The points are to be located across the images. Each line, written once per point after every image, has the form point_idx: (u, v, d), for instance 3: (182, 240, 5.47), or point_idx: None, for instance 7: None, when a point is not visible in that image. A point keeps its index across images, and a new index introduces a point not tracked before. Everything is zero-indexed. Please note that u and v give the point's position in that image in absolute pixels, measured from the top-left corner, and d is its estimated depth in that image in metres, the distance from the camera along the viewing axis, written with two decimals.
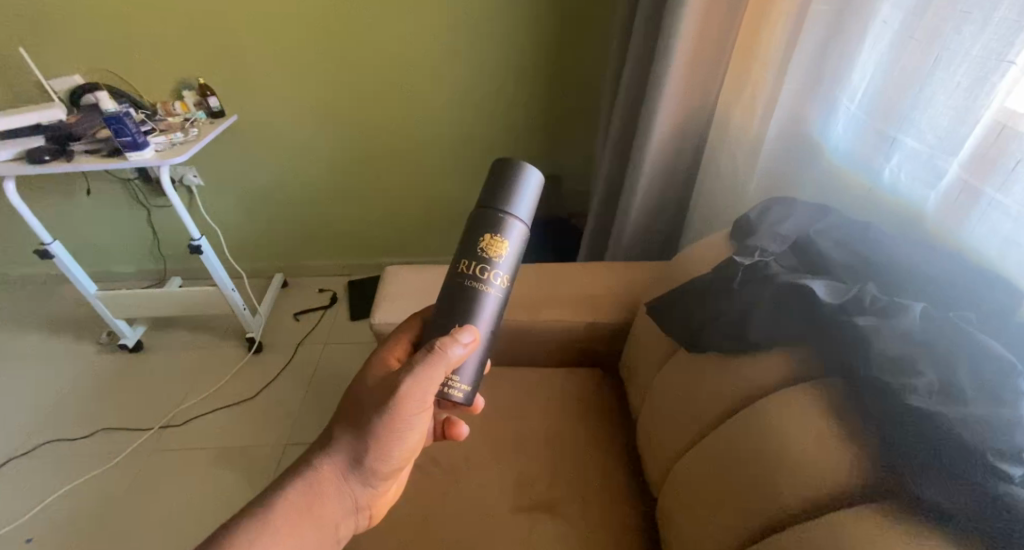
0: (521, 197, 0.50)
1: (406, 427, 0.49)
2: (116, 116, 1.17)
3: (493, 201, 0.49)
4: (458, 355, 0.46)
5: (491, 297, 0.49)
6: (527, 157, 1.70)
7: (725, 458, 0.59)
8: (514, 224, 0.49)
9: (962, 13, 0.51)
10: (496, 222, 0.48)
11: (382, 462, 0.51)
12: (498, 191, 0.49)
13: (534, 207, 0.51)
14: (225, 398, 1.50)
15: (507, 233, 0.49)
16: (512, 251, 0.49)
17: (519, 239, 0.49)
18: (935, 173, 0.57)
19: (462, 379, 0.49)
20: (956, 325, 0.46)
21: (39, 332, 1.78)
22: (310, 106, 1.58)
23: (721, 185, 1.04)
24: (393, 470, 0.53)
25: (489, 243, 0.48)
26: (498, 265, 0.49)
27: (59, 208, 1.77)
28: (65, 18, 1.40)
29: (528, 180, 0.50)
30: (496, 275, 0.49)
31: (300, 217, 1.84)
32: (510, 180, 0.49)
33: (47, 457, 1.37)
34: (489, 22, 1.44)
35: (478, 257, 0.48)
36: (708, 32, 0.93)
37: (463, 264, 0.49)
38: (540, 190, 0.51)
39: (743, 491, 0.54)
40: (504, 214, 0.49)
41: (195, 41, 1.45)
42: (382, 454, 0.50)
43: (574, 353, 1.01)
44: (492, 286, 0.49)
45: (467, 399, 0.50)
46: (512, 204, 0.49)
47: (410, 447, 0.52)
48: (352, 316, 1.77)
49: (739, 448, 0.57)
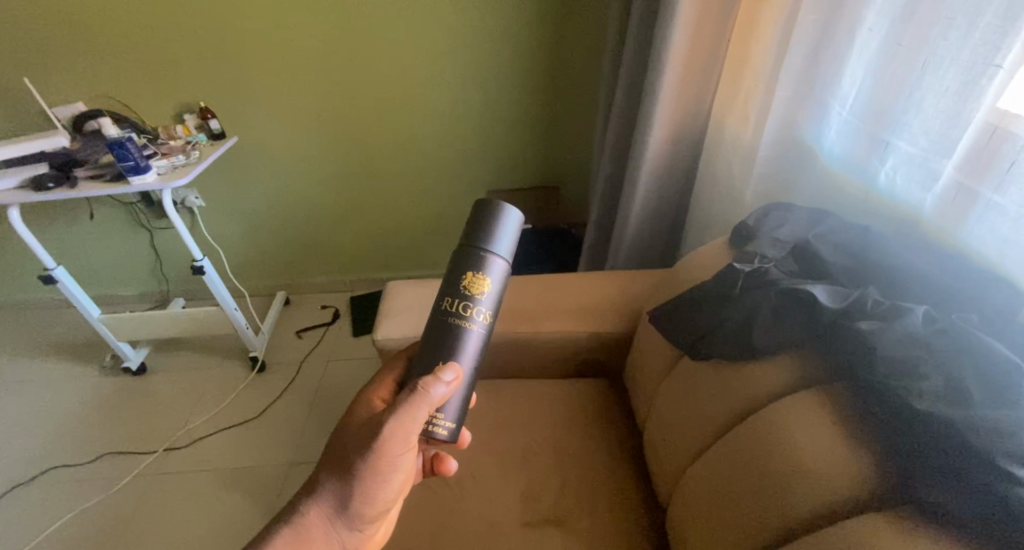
0: (501, 235, 0.50)
1: (392, 468, 0.49)
2: (118, 141, 1.18)
3: (475, 239, 0.50)
4: (441, 393, 0.46)
5: (474, 333, 0.49)
6: (524, 168, 1.72)
7: (729, 481, 0.58)
8: (495, 261, 0.49)
9: (946, 19, 0.53)
10: (477, 260, 0.49)
11: (368, 506, 0.50)
12: (477, 230, 0.50)
13: (515, 242, 0.52)
14: (229, 418, 1.50)
15: (489, 271, 0.49)
16: (494, 287, 0.50)
17: (501, 275, 0.50)
18: (930, 176, 0.57)
19: (446, 416, 0.49)
20: (960, 326, 0.46)
21: (42, 357, 1.78)
22: (309, 125, 1.60)
23: (717, 193, 1.05)
24: (380, 511, 0.52)
25: (471, 280, 0.49)
26: (480, 301, 0.49)
27: (62, 233, 1.78)
28: (68, 47, 1.43)
29: (509, 218, 0.51)
30: (479, 311, 0.49)
31: (301, 235, 1.85)
32: (489, 220, 0.50)
33: (51, 483, 1.36)
34: (483, 37, 1.47)
35: (461, 294, 0.49)
36: (699, 42, 0.95)
37: (446, 301, 0.49)
38: (520, 227, 0.52)
39: (748, 515, 0.54)
40: (485, 252, 0.49)
41: (196, 65, 1.47)
42: (368, 498, 0.49)
43: (577, 364, 1.01)
44: (475, 321, 0.49)
45: (451, 435, 0.50)
46: (493, 241, 0.49)
47: (396, 488, 0.52)
48: (355, 332, 1.77)
49: (741, 473, 0.56)
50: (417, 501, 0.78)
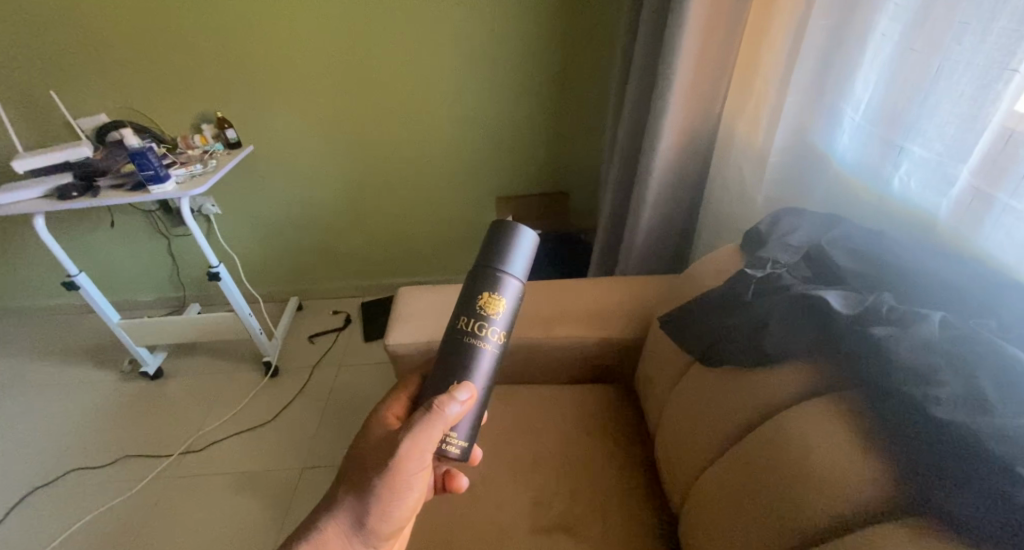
0: (515, 256, 0.51)
1: (407, 486, 0.50)
2: (139, 151, 1.21)
3: (489, 260, 0.51)
4: (455, 413, 0.47)
5: (488, 352, 0.50)
6: (533, 174, 1.73)
7: (742, 495, 0.58)
8: (509, 281, 0.50)
9: (961, 23, 0.53)
10: (492, 280, 0.50)
11: (384, 523, 0.51)
12: (492, 252, 0.51)
13: (529, 263, 0.52)
14: (244, 422, 1.52)
15: (503, 291, 0.50)
16: (509, 306, 0.50)
17: (514, 295, 0.51)
18: (945, 181, 0.57)
19: (459, 435, 0.50)
20: (979, 332, 0.45)
21: (63, 362, 1.82)
22: (323, 134, 1.63)
23: (729, 198, 1.05)
24: (394, 528, 0.53)
25: (487, 301, 0.49)
26: (495, 321, 0.50)
27: (84, 240, 1.83)
28: (93, 60, 1.47)
29: (522, 239, 0.52)
30: (492, 331, 0.50)
31: (313, 241, 1.87)
32: (504, 241, 0.51)
33: (71, 485, 1.39)
34: (494, 45, 1.48)
35: (476, 314, 0.49)
36: (709, 49, 0.95)
37: (461, 320, 0.50)
38: (534, 249, 0.53)
39: (761, 529, 0.53)
40: (500, 273, 0.50)
41: (214, 77, 1.51)
42: (384, 514, 0.50)
43: (587, 370, 1.01)
44: (489, 341, 0.50)
45: (463, 454, 0.51)
46: (507, 262, 0.50)
47: (411, 505, 0.52)
48: (367, 337, 1.78)
49: (755, 486, 0.56)
50: (428, 508, 0.79)
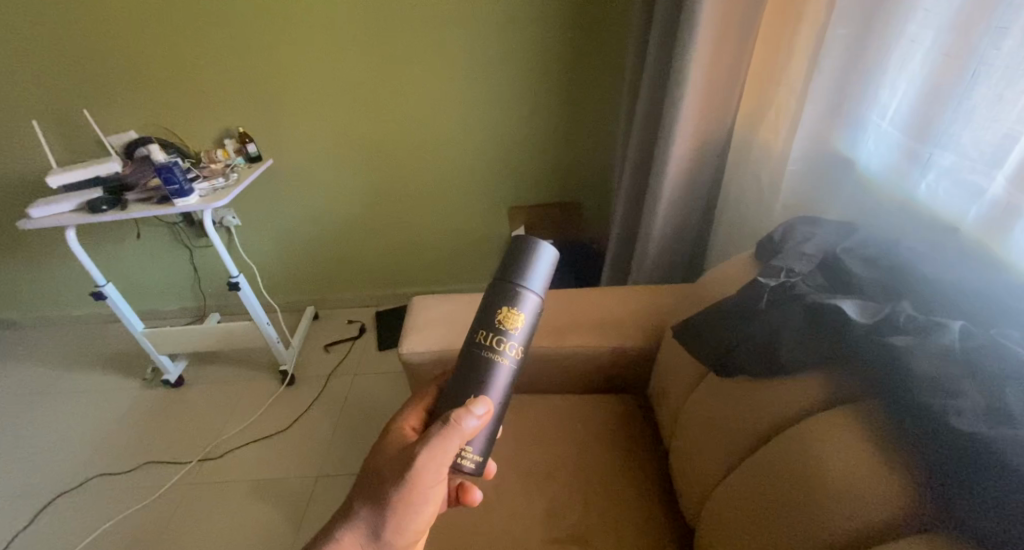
0: (535, 272, 0.52)
1: (422, 500, 0.50)
2: (165, 167, 1.26)
3: (508, 274, 0.51)
4: (471, 427, 0.47)
5: (505, 366, 0.50)
6: (546, 184, 1.75)
7: (757, 509, 0.57)
8: (527, 296, 0.51)
9: (997, 29, 0.51)
10: (511, 295, 0.51)
11: (400, 536, 0.51)
12: (511, 267, 0.52)
13: (548, 278, 0.53)
14: (261, 430, 1.54)
15: (522, 305, 0.51)
16: (527, 321, 0.51)
17: (532, 310, 0.51)
18: (974, 190, 0.56)
19: (474, 449, 0.50)
20: (1000, 344, 0.44)
21: (88, 370, 1.87)
22: (339, 147, 1.67)
23: (747, 206, 1.05)
24: (409, 542, 0.53)
25: (505, 315, 0.50)
26: (512, 336, 0.50)
27: (110, 252, 1.89)
28: (123, 80, 1.54)
29: (542, 254, 0.52)
30: (509, 346, 0.50)
31: (329, 251, 1.91)
32: (525, 255, 0.52)
33: (94, 491, 1.42)
34: (506, 58, 1.51)
35: (496, 328, 0.50)
36: (720, 61, 0.96)
37: (480, 333, 0.51)
38: (553, 264, 0.53)
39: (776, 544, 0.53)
40: (519, 287, 0.51)
41: (236, 94, 1.57)
42: (399, 527, 0.51)
43: (600, 380, 1.01)
44: (506, 356, 0.50)
45: (478, 468, 0.51)
46: (526, 277, 0.51)
47: (427, 519, 0.53)
48: (380, 346, 1.81)
49: (770, 500, 0.55)
50: (442, 517, 0.79)
